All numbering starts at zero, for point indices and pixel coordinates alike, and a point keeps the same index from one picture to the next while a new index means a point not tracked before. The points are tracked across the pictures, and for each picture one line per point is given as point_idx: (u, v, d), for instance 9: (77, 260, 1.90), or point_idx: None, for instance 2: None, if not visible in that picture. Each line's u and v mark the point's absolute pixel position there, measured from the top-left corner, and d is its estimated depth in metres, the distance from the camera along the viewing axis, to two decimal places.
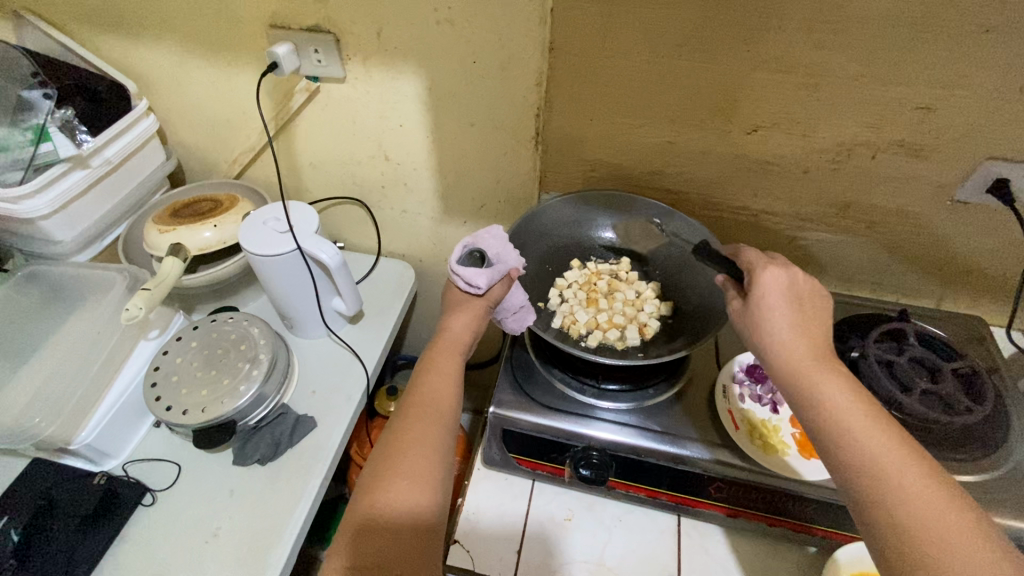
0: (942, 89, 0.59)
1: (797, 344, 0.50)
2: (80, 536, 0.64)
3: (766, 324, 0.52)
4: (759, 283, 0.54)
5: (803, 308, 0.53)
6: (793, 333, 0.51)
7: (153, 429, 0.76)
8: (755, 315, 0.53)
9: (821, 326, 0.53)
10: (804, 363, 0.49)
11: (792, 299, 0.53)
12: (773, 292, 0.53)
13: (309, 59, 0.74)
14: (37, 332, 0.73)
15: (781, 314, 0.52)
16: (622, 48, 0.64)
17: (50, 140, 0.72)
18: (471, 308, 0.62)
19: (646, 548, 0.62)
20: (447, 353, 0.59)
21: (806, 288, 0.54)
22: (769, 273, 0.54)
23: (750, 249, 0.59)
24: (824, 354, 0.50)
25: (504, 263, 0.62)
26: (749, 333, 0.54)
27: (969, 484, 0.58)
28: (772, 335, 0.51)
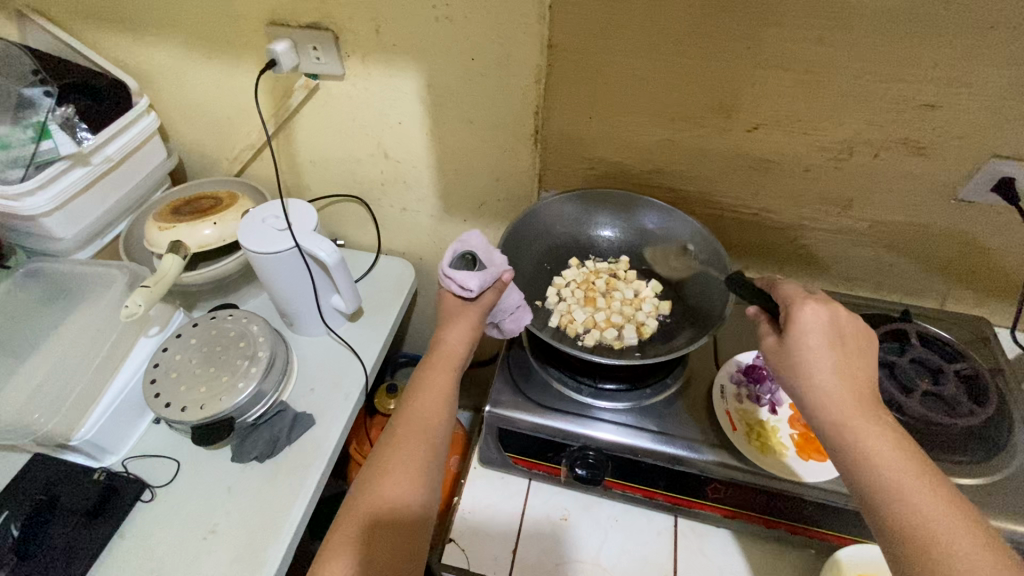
0: (946, 87, 0.58)
1: (840, 389, 0.48)
2: (80, 531, 0.65)
3: (806, 367, 0.49)
4: (797, 321, 0.51)
5: (846, 348, 0.50)
6: (835, 377, 0.48)
7: (152, 425, 0.76)
8: (795, 356, 0.50)
9: (864, 367, 0.50)
10: (847, 411, 0.47)
11: (833, 339, 0.50)
12: (815, 332, 0.50)
13: (308, 57, 0.74)
14: (39, 329, 0.74)
15: (822, 356, 0.49)
16: (621, 45, 0.64)
17: (51, 138, 0.73)
18: (465, 318, 0.62)
19: (643, 548, 0.62)
20: (441, 367, 0.60)
21: (849, 327, 0.51)
22: (808, 309, 0.51)
23: (788, 283, 0.56)
24: (867, 400, 0.48)
25: (493, 266, 0.61)
26: (786, 374, 0.51)
27: (971, 487, 0.57)
28: (812, 379, 0.49)
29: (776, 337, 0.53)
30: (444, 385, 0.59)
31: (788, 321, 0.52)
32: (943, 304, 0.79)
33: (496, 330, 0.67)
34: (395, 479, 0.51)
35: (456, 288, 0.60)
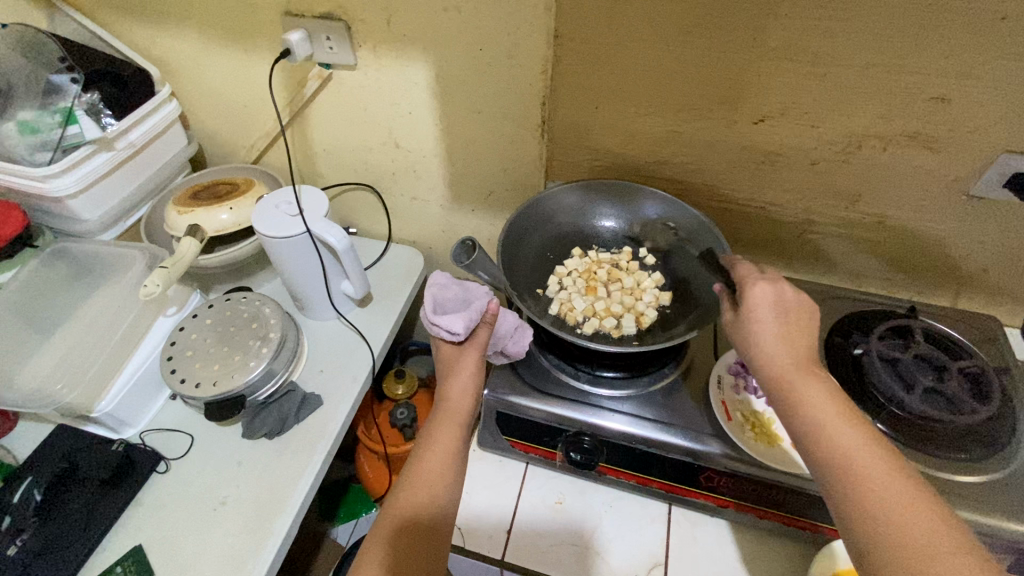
0: (957, 79, 0.58)
1: (787, 363, 0.48)
2: (98, 498, 0.68)
3: (755, 341, 0.49)
4: (748, 297, 0.51)
5: (795, 322, 0.50)
6: (783, 351, 0.48)
7: (169, 401, 0.79)
8: (745, 331, 0.50)
9: (813, 341, 0.49)
10: (793, 379, 0.47)
11: (783, 314, 0.50)
12: (763, 307, 0.50)
13: (321, 46, 0.76)
14: (63, 306, 0.77)
15: (769, 329, 0.49)
16: (626, 37, 0.64)
17: (77, 123, 0.75)
18: (465, 367, 0.61)
19: (637, 534, 0.63)
20: (447, 425, 0.58)
21: (797, 301, 0.50)
22: (760, 286, 0.51)
23: (743, 265, 0.56)
24: (813, 372, 0.47)
25: (476, 304, 0.60)
26: (740, 350, 0.51)
27: (970, 484, 0.56)
28: (758, 352, 0.49)
29: (734, 314, 0.53)
30: (450, 443, 0.57)
31: (741, 296, 0.52)
32: (955, 302, 0.78)
33: (501, 356, 0.66)
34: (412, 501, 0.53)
35: (446, 335, 0.59)
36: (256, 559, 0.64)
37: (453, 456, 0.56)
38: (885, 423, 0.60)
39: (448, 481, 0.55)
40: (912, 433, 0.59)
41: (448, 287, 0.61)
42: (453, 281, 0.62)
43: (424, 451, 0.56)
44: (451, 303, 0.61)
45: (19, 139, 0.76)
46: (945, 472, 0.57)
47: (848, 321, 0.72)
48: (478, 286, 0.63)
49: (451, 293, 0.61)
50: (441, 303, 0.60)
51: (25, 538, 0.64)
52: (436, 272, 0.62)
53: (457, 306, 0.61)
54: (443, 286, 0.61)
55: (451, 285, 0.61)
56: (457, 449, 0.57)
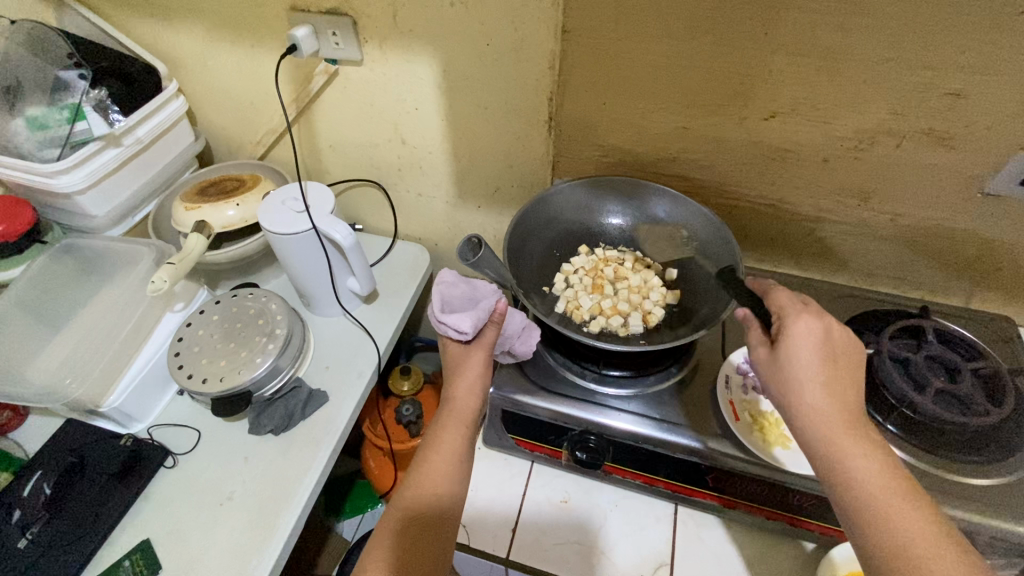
0: (974, 74, 0.56)
1: (831, 408, 0.47)
2: (106, 492, 0.69)
3: (799, 383, 0.48)
4: (790, 334, 0.50)
5: (837, 363, 0.49)
6: (826, 394, 0.48)
7: (176, 397, 0.80)
8: (786, 371, 0.49)
9: (852, 379, 0.50)
10: (836, 424, 0.47)
11: (826, 354, 0.49)
12: (807, 347, 0.49)
13: (327, 43, 0.76)
14: (72, 301, 0.77)
15: (814, 373, 0.48)
16: (634, 31, 0.64)
17: (85, 119, 0.75)
18: (471, 367, 0.60)
19: (642, 533, 0.62)
20: (453, 426, 0.58)
21: (838, 341, 0.50)
22: (802, 323, 0.50)
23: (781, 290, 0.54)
24: (855, 417, 0.48)
25: (484, 302, 0.60)
26: (777, 389, 0.50)
27: (982, 487, 0.56)
28: (801, 394, 0.48)
29: (768, 348, 0.51)
30: (455, 443, 0.57)
31: (780, 332, 0.51)
32: (968, 302, 0.77)
33: (508, 356, 0.65)
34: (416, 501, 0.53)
35: (453, 334, 0.58)
36: (261, 555, 0.65)
37: (459, 457, 0.56)
38: (895, 425, 0.60)
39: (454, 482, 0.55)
40: (924, 435, 0.59)
41: (454, 285, 0.61)
42: (461, 279, 0.61)
43: (429, 450, 0.56)
44: (459, 301, 0.60)
45: (28, 136, 0.76)
46: (958, 475, 0.56)
47: (858, 321, 0.72)
48: (485, 284, 0.63)
49: (457, 291, 0.61)
50: (449, 301, 0.60)
51: (35, 531, 0.65)
52: (444, 270, 0.62)
53: (464, 305, 0.60)
54: (450, 284, 0.61)
55: (458, 283, 0.61)
56: (462, 450, 0.57)
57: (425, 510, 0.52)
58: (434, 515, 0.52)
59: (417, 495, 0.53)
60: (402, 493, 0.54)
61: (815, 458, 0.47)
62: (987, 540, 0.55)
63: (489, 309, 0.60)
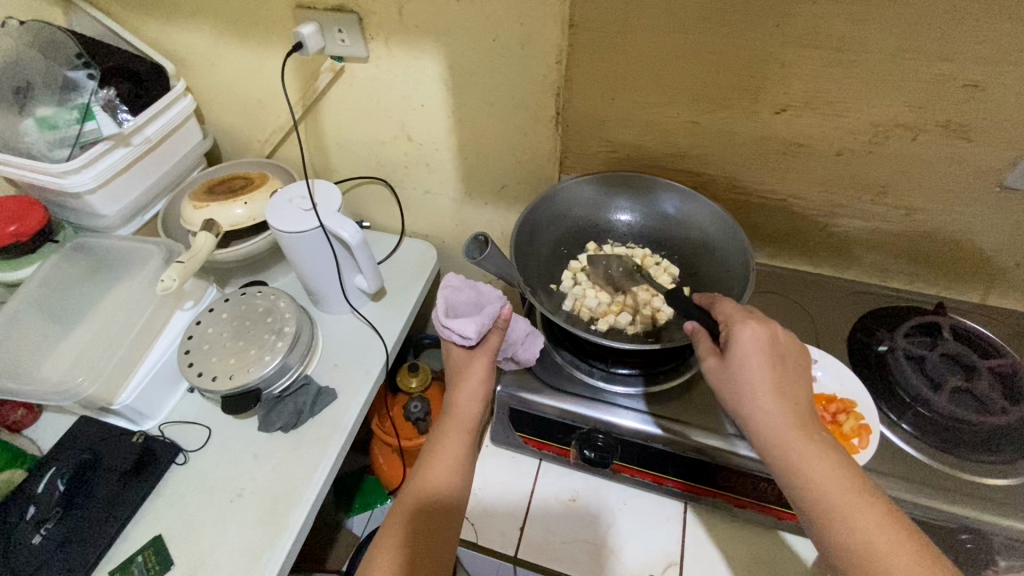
0: (993, 66, 0.55)
1: (786, 416, 0.47)
2: (119, 489, 0.69)
3: (754, 393, 0.48)
4: (739, 342, 0.50)
5: (786, 368, 0.50)
6: (779, 402, 0.48)
7: (187, 394, 0.80)
8: (737, 381, 0.49)
9: (804, 386, 0.50)
10: (790, 431, 0.47)
11: (775, 360, 0.50)
12: (755, 354, 0.49)
13: (333, 40, 0.75)
14: (84, 299, 0.78)
15: (763, 379, 0.48)
16: (643, 25, 0.63)
17: (94, 119, 0.76)
18: (475, 374, 0.62)
19: (651, 532, 0.62)
20: (455, 431, 0.60)
21: (784, 345, 0.51)
22: (748, 329, 0.50)
23: (727, 301, 0.55)
24: (810, 424, 0.48)
25: (489, 307, 0.61)
26: (732, 400, 0.49)
27: (1004, 488, 0.54)
28: (755, 404, 0.48)
29: (718, 359, 0.51)
30: (457, 448, 0.59)
31: (728, 340, 0.51)
32: (984, 298, 0.75)
33: (511, 362, 0.65)
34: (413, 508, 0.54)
35: (457, 339, 0.60)
36: (271, 551, 0.65)
37: (460, 463, 0.58)
38: (911, 423, 0.59)
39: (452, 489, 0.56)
40: (940, 434, 0.57)
41: (460, 290, 0.62)
42: (466, 284, 0.62)
43: (429, 458, 0.58)
44: (464, 307, 0.61)
45: (38, 136, 0.76)
46: (975, 475, 0.55)
47: (871, 317, 0.71)
48: (491, 289, 0.63)
49: (463, 295, 0.61)
50: (454, 306, 0.61)
51: (48, 527, 0.66)
52: (449, 274, 0.62)
53: (469, 310, 0.61)
54: (456, 288, 0.62)
55: (464, 287, 0.62)
56: (464, 455, 0.59)
57: (426, 515, 0.54)
58: (434, 520, 0.54)
59: (421, 493, 0.55)
60: (408, 491, 0.56)
61: (776, 469, 0.47)
62: (1002, 542, 0.52)
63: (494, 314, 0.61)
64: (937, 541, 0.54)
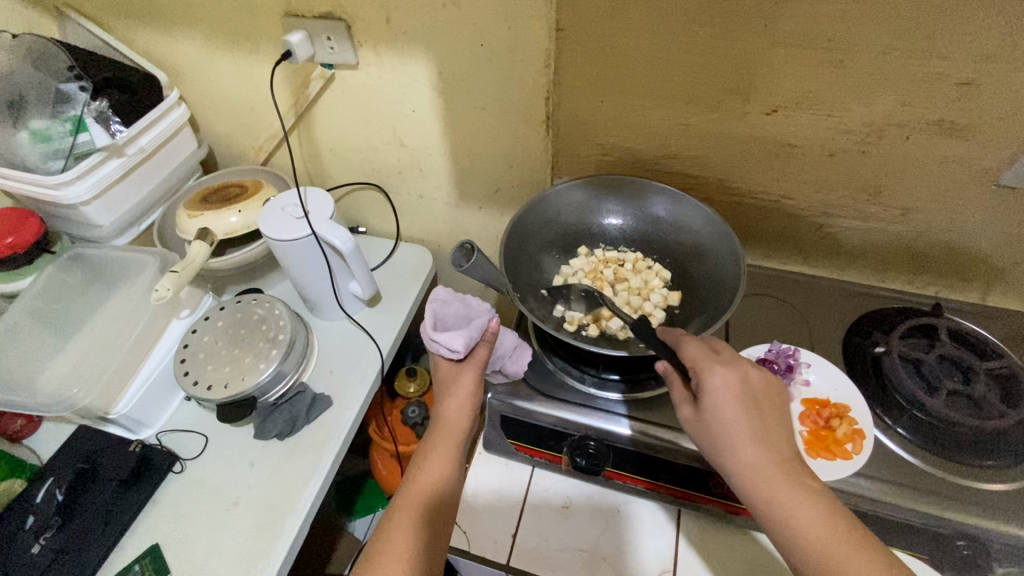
0: (986, 63, 0.54)
1: (767, 462, 0.47)
2: (117, 497, 0.70)
3: (732, 442, 0.48)
4: (708, 389, 0.50)
5: (758, 410, 0.50)
6: (757, 448, 0.48)
7: (184, 402, 0.81)
8: (714, 429, 0.49)
9: (779, 426, 0.50)
10: (768, 479, 0.47)
11: (747, 403, 0.50)
12: (724, 400, 0.49)
13: (322, 47, 0.75)
14: (81, 309, 0.79)
15: (735, 425, 0.49)
16: (630, 28, 0.62)
17: (87, 131, 0.76)
18: (462, 387, 0.62)
19: (645, 539, 0.61)
20: (443, 444, 0.60)
21: (756, 385, 0.51)
22: (716, 374, 0.50)
23: (695, 338, 0.54)
24: (789, 465, 0.48)
25: (477, 320, 0.62)
26: (711, 449, 0.49)
27: (1002, 493, 0.53)
28: (733, 453, 0.48)
29: (693, 405, 0.51)
30: (444, 462, 0.59)
31: (697, 386, 0.51)
32: (984, 298, 0.74)
33: (500, 375, 0.65)
34: (402, 529, 0.54)
35: (445, 352, 0.60)
36: (268, 558, 0.65)
37: (447, 478, 0.59)
38: (906, 428, 0.58)
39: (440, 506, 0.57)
40: (935, 438, 0.56)
41: (447, 303, 0.63)
42: (454, 296, 0.63)
43: (416, 475, 0.58)
44: (451, 319, 0.62)
45: (33, 148, 0.77)
46: (973, 481, 0.54)
47: (867, 319, 0.70)
48: (479, 303, 0.64)
49: (451, 308, 0.63)
50: (441, 319, 0.62)
51: (48, 536, 0.66)
52: (438, 287, 0.64)
53: (457, 322, 0.62)
54: (443, 301, 0.62)
55: (452, 300, 0.63)
56: (452, 468, 0.59)
57: (417, 534, 0.54)
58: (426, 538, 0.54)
59: (412, 507, 0.56)
60: (398, 505, 0.56)
61: (759, 519, 0.47)
62: (1000, 548, 0.51)
63: (481, 328, 0.62)
64: (934, 548, 0.53)
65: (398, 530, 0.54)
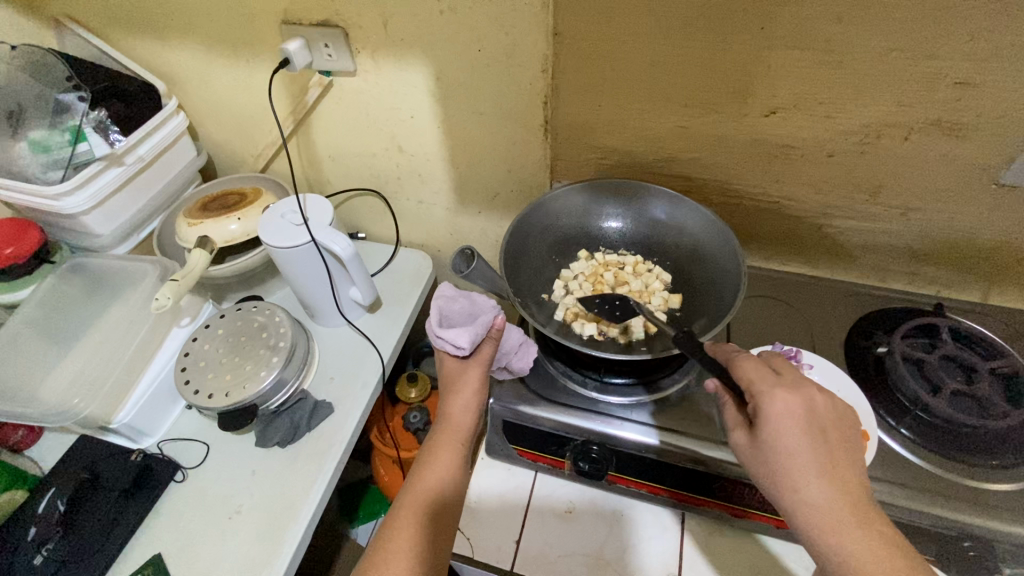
0: (983, 64, 0.54)
1: (826, 491, 0.45)
2: (119, 507, 0.70)
3: (788, 470, 0.46)
4: (768, 417, 0.47)
5: (823, 437, 0.47)
6: (821, 480, 0.45)
7: (185, 411, 0.81)
8: (772, 459, 0.47)
9: (846, 453, 0.47)
10: (831, 513, 0.45)
11: (811, 430, 0.47)
12: (789, 428, 0.46)
13: (320, 54, 0.75)
14: (81, 319, 0.79)
15: (799, 456, 0.46)
16: (627, 32, 0.62)
17: (86, 140, 0.76)
18: (467, 384, 0.62)
19: (650, 544, 0.61)
20: (448, 443, 0.60)
21: (821, 411, 0.48)
22: (778, 401, 0.47)
23: (749, 360, 0.51)
24: (853, 495, 0.45)
25: (484, 316, 0.62)
26: (767, 476, 0.47)
27: (1008, 493, 0.53)
28: (793, 484, 0.46)
29: (747, 429, 0.49)
30: (449, 459, 0.59)
31: (756, 412, 0.48)
32: (986, 297, 0.74)
33: (505, 371, 0.66)
34: (406, 532, 0.53)
35: (451, 349, 0.60)
36: (271, 567, 0.65)
37: (453, 473, 0.59)
38: (908, 429, 0.57)
39: (445, 504, 0.56)
40: (939, 439, 0.56)
41: (454, 300, 0.62)
42: (460, 293, 0.63)
43: (421, 472, 0.58)
44: (456, 316, 0.62)
45: (32, 158, 0.77)
46: (977, 480, 0.54)
47: (868, 319, 0.70)
48: (484, 299, 0.64)
49: (457, 305, 0.62)
50: (447, 315, 0.61)
51: (50, 548, 0.66)
52: (444, 285, 0.63)
53: (463, 320, 0.62)
54: (450, 298, 0.62)
55: (458, 297, 0.63)
56: (457, 467, 0.59)
57: (422, 534, 0.54)
58: (431, 537, 0.54)
59: (417, 506, 0.55)
60: (403, 504, 0.56)
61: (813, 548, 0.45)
62: (1007, 549, 0.51)
63: (488, 324, 0.62)
64: (939, 549, 0.53)
65: (402, 533, 0.53)
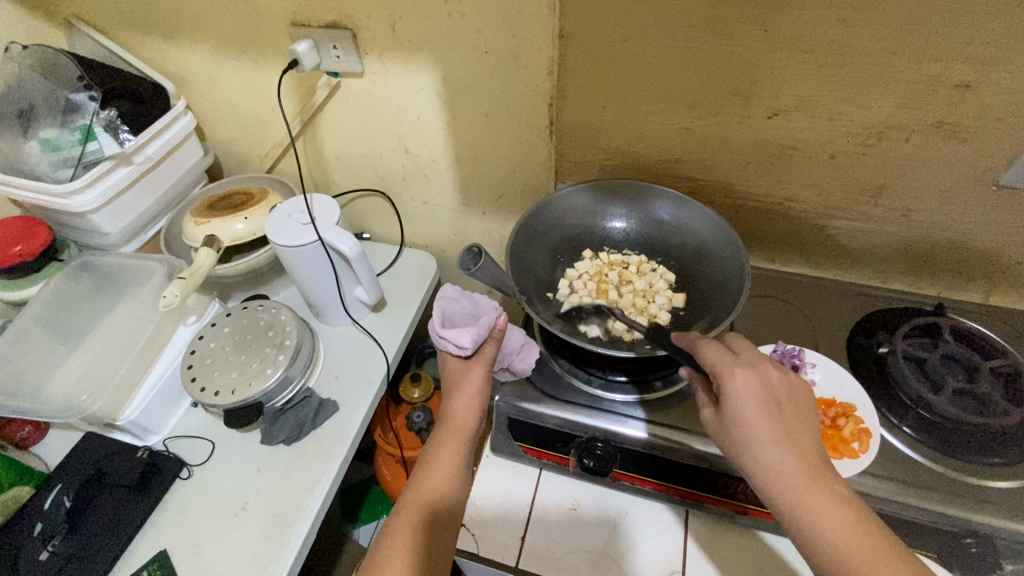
0: (983, 67, 0.55)
1: (791, 464, 0.46)
2: (125, 503, 0.70)
3: (752, 444, 0.47)
4: (728, 392, 0.48)
5: (784, 412, 0.48)
6: (783, 452, 0.46)
7: (190, 409, 0.81)
8: (735, 432, 0.48)
9: (808, 430, 0.48)
10: (799, 487, 0.45)
11: (770, 405, 0.48)
12: (748, 403, 0.47)
13: (328, 56, 0.76)
14: (89, 317, 0.79)
15: (762, 429, 0.47)
16: (632, 35, 0.63)
17: (96, 140, 0.77)
18: (470, 383, 0.63)
19: (654, 540, 0.62)
20: (449, 441, 0.61)
21: (780, 387, 0.49)
22: (735, 376, 0.48)
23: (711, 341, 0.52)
24: (820, 470, 0.46)
25: (485, 317, 0.62)
26: (734, 452, 0.48)
27: (1008, 490, 0.53)
28: (757, 457, 0.46)
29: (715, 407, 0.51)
30: (451, 458, 0.60)
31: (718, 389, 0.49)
32: (988, 297, 0.74)
33: (507, 373, 0.66)
34: (405, 529, 0.54)
35: (454, 349, 0.60)
36: (276, 563, 0.66)
37: (454, 472, 0.59)
38: (911, 427, 0.58)
39: (446, 504, 0.57)
40: (941, 436, 0.57)
41: (457, 300, 0.62)
42: (463, 294, 0.63)
43: (423, 472, 0.58)
44: (458, 316, 0.62)
45: (42, 156, 0.78)
46: (978, 477, 0.54)
47: (870, 319, 0.70)
48: (486, 300, 0.64)
49: (459, 306, 0.62)
50: (450, 315, 0.62)
51: (55, 543, 0.66)
52: (446, 285, 0.63)
53: (466, 320, 0.62)
54: (452, 299, 0.62)
55: (460, 298, 0.63)
56: (459, 465, 0.60)
57: (422, 533, 0.54)
58: (431, 537, 0.54)
59: (417, 506, 0.56)
60: (404, 503, 0.56)
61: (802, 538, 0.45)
62: (1007, 545, 0.51)
63: (489, 326, 0.62)
64: (941, 546, 0.54)
65: (400, 531, 0.53)
